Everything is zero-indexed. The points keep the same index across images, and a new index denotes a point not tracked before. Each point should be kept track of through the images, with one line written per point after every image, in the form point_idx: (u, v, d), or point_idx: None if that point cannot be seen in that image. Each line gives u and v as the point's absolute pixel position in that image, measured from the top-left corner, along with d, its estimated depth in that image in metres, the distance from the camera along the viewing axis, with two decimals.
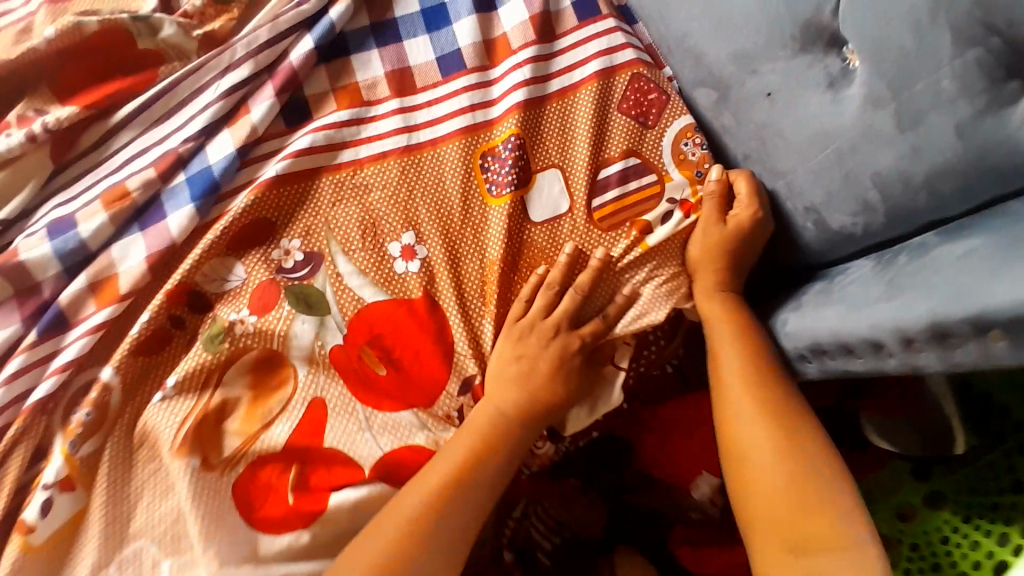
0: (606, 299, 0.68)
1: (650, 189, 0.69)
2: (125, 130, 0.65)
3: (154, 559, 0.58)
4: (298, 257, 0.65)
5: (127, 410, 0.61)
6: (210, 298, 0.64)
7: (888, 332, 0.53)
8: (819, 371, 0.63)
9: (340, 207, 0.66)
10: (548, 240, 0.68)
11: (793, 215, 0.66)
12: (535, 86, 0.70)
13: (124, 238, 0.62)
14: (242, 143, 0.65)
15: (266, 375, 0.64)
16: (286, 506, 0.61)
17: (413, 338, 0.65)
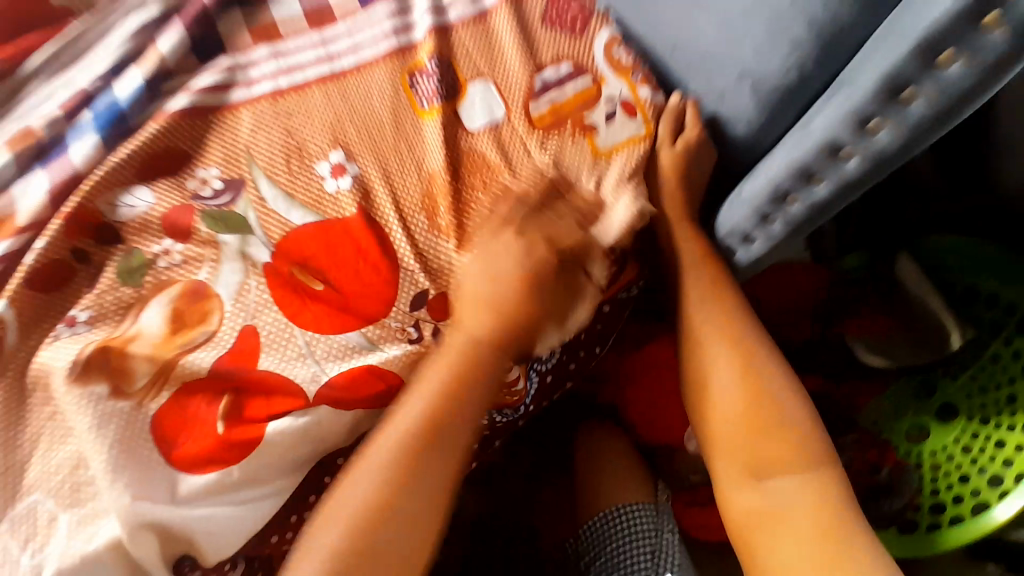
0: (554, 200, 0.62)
1: (587, 92, 0.66)
2: (34, 82, 0.65)
3: (52, 512, 0.50)
4: (217, 184, 0.61)
5: (25, 347, 0.55)
6: (119, 230, 0.59)
7: (840, 126, 0.51)
8: (786, 226, 0.61)
9: (263, 134, 0.63)
10: (490, 150, 0.63)
11: (728, 87, 0.63)
12: (454, 9, 0.68)
13: (27, 178, 0.59)
14: (149, 75, 0.64)
15: (188, 304, 0.56)
16: (215, 439, 0.52)
17: (355, 255, 0.58)
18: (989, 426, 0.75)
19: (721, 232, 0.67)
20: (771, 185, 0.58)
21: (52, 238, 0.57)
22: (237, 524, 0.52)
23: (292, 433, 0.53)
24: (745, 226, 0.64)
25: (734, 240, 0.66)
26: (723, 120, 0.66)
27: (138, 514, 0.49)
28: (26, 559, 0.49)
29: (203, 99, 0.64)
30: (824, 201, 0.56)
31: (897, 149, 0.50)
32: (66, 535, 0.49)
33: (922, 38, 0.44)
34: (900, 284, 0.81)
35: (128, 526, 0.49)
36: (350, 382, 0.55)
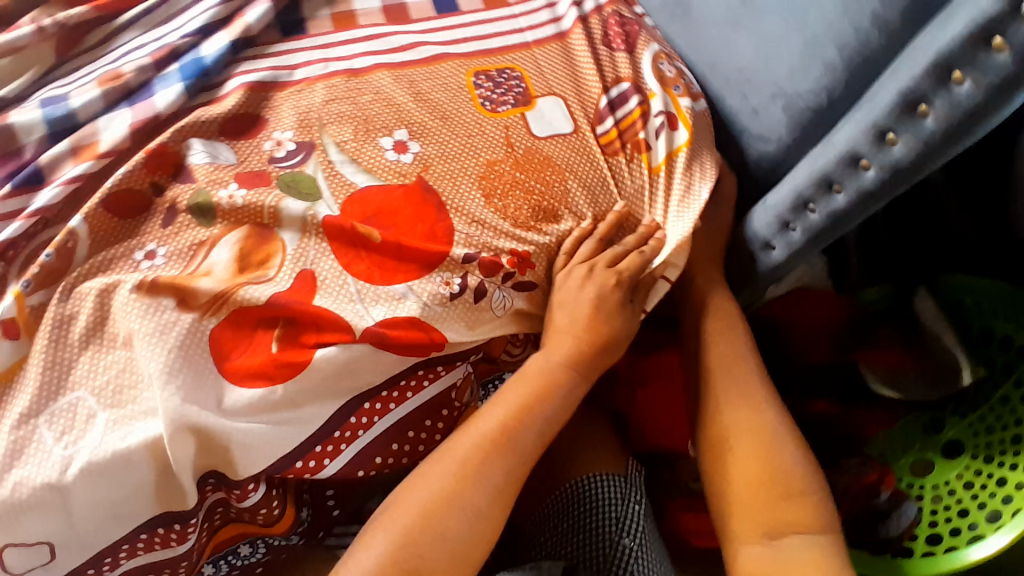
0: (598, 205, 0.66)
1: (634, 114, 0.68)
2: (130, 31, 0.71)
3: (91, 410, 0.52)
4: (289, 146, 0.62)
5: (91, 265, 0.57)
6: (192, 171, 0.60)
7: (860, 137, 0.53)
8: (805, 235, 0.61)
9: (331, 105, 0.65)
10: (548, 150, 0.65)
11: (761, 105, 0.66)
12: (530, 31, 0.74)
13: (114, 114, 0.64)
14: (234, 39, 0.69)
15: (254, 239, 0.58)
16: (265, 361, 0.54)
17: (414, 217, 0.60)
18: (993, 464, 0.75)
19: (746, 239, 0.68)
20: (794, 193, 0.60)
21: (133, 167, 0.60)
22: (273, 441, 0.54)
23: (336, 362, 0.55)
24: (767, 234, 0.65)
25: (758, 247, 0.67)
26: (752, 135, 0.69)
27: (185, 416, 0.51)
28: (60, 449, 0.51)
29: (279, 73, 0.68)
30: (843, 212, 0.57)
31: (912, 163, 0.51)
32: (101, 433, 0.51)
33: (937, 55, 0.46)
34: (918, 321, 0.81)
35: (174, 426, 0.50)
36: (396, 329, 0.56)
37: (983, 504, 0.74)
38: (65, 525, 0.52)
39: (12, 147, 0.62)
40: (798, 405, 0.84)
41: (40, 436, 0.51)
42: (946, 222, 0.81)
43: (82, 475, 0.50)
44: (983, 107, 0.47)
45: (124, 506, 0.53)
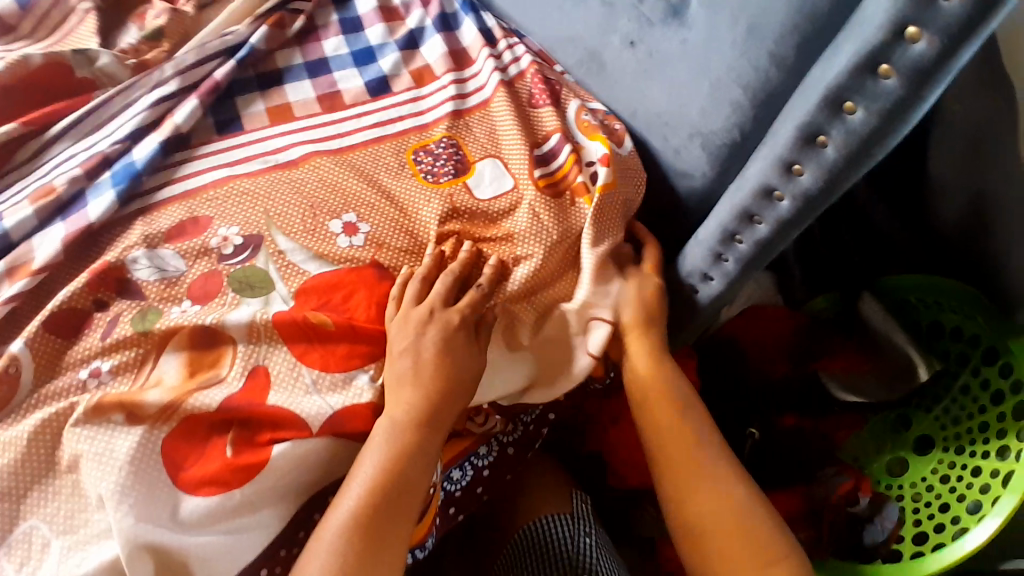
0: (555, 250, 0.65)
1: (570, 160, 0.69)
2: (59, 142, 0.70)
3: (45, 538, 0.51)
4: (237, 240, 0.62)
5: (37, 390, 0.55)
6: (138, 284, 0.60)
7: (770, 171, 0.55)
8: (739, 265, 0.63)
9: (275, 198, 0.64)
10: (494, 214, 0.67)
11: (681, 144, 0.69)
12: (460, 98, 0.74)
13: (48, 230, 0.63)
14: (165, 140, 0.67)
15: (203, 347, 0.57)
16: (222, 467, 0.52)
17: (366, 304, 0.60)
18: (965, 455, 0.77)
19: (682, 274, 0.69)
20: (719, 227, 0.62)
21: (75, 286, 0.59)
22: (234, 550, 0.52)
23: (298, 456, 0.54)
24: (702, 267, 0.66)
25: (696, 281, 0.68)
26: (678, 173, 0.72)
27: (140, 535, 0.49)
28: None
29: (217, 173, 0.67)
30: (767, 240, 0.59)
31: (823, 190, 0.53)
32: (58, 559, 0.50)
33: (828, 90, 0.48)
34: (867, 324, 0.82)
35: (129, 547, 0.49)
36: (354, 418, 0.56)
37: (961, 497, 0.75)
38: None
39: None
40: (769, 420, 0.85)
41: None
42: (874, 228, 0.84)
43: None
44: (876, 137, 0.49)
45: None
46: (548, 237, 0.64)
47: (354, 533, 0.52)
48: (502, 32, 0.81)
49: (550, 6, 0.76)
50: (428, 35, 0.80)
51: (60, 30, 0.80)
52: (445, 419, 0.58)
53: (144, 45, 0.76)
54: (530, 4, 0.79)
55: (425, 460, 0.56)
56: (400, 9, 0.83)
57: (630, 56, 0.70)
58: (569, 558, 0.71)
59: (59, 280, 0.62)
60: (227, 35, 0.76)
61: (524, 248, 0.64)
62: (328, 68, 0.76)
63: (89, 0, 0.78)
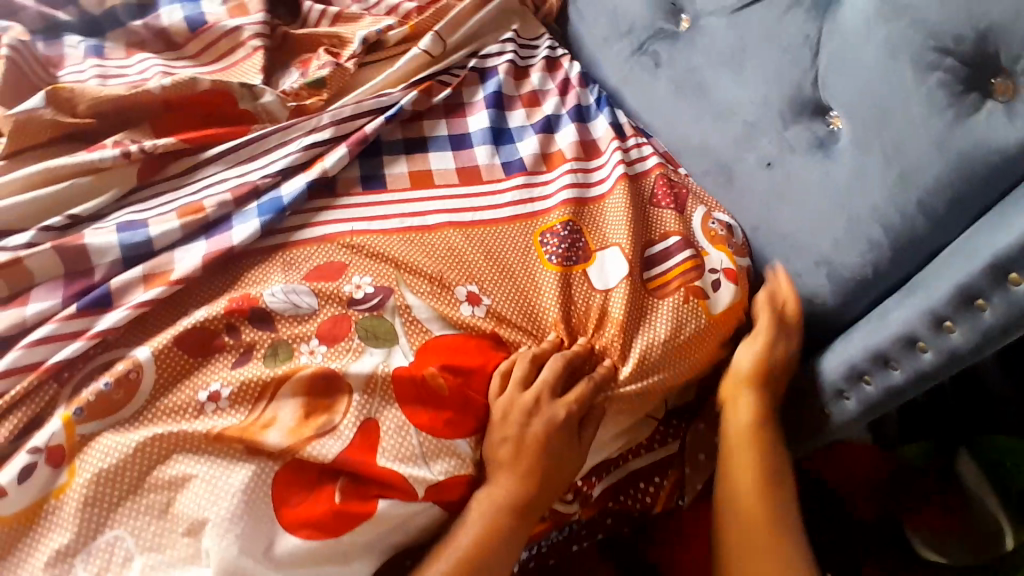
0: (666, 355, 0.66)
1: (692, 262, 0.70)
2: (212, 165, 0.74)
3: (129, 551, 0.52)
4: (368, 289, 0.65)
5: (157, 398, 0.58)
6: (272, 314, 0.63)
7: (919, 321, 0.56)
8: (860, 406, 0.63)
9: (408, 257, 0.68)
10: (609, 307, 0.68)
11: (804, 272, 0.70)
12: (586, 187, 0.77)
13: (190, 246, 0.66)
14: (312, 180, 0.71)
15: (321, 391, 0.59)
16: (329, 508, 0.55)
17: (475, 376, 0.63)
18: None
19: (793, 400, 0.69)
20: (847, 363, 0.62)
21: (214, 310, 0.62)
22: None
23: (404, 511, 0.57)
24: (815, 399, 0.66)
25: (806, 411, 0.67)
26: (794, 295, 0.72)
27: (237, 568, 0.51)
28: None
29: (355, 223, 0.71)
30: (899, 388, 0.60)
31: (971, 351, 0.55)
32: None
33: (993, 257, 0.51)
34: (962, 481, 0.82)
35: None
36: (450, 488, 0.60)
37: None
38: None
39: (82, 267, 0.64)
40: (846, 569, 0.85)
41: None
42: (988, 390, 0.85)
43: None
44: None
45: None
46: (658, 341, 0.66)
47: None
48: (632, 130, 0.85)
49: (689, 116, 0.80)
50: (563, 122, 0.84)
51: (226, 59, 0.85)
52: (533, 511, 0.61)
53: (304, 91, 0.80)
54: (668, 109, 0.83)
55: (513, 546, 0.60)
56: (539, 93, 0.88)
57: (764, 178, 0.72)
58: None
59: (190, 295, 0.65)
60: (382, 95, 0.80)
61: (636, 343, 0.66)
62: (469, 141, 0.80)
63: (261, 40, 0.84)
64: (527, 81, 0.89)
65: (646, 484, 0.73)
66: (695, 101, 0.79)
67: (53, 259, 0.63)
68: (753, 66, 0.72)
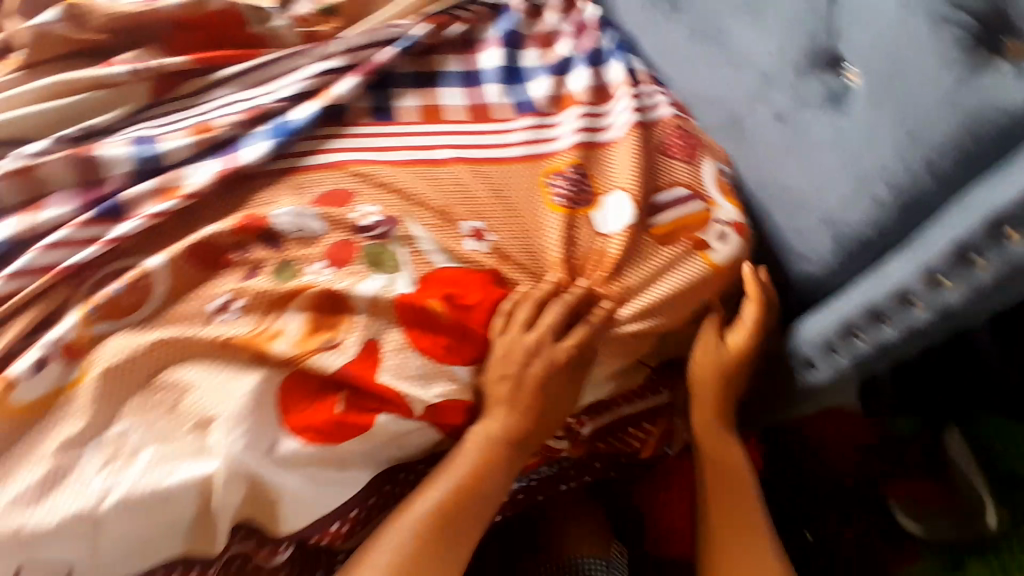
0: (668, 303, 0.69)
1: (701, 213, 0.71)
2: (224, 86, 0.74)
3: (135, 445, 0.55)
4: (373, 217, 0.66)
5: (170, 305, 0.60)
6: (281, 235, 0.64)
7: (914, 276, 0.59)
8: (852, 359, 0.66)
9: (414, 190, 0.68)
10: (610, 250, 0.68)
11: (808, 230, 0.70)
12: (597, 130, 0.76)
13: (202, 163, 0.67)
14: (322, 106, 0.72)
15: (327, 311, 0.61)
16: (330, 417, 0.58)
17: (477, 307, 0.64)
18: None
19: (787, 352, 0.72)
20: (843, 319, 0.65)
21: (223, 226, 0.63)
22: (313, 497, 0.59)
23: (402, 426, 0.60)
24: (810, 353, 0.69)
25: (799, 364, 0.71)
26: (795, 254, 0.73)
27: (243, 465, 0.55)
28: (101, 479, 0.53)
29: (360, 153, 0.71)
30: (890, 343, 0.63)
31: (962, 303, 0.58)
32: (142, 469, 0.54)
33: (990, 212, 0.54)
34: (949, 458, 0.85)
35: (229, 472, 0.55)
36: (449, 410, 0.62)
37: None
38: (86, 557, 0.53)
39: (94, 178, 0.65)
40: (828, 531, 0.90)
41: (82, 463, 0.54)
42: (982, 362, 0.85)
43: (117, 508, 0.53)
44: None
45: (154, 544, 0.56)
46: (657, 287, 0.68)
47: (423, 520, 0.60)
48: (647, 77, 0.84)
49: (704, 66, 0.79)
50: (579, 63, 0.83)
51: None
52: (527, 446, 0.65)
53: (315, 17, 0.82)
54: (684, 59, 0.81)
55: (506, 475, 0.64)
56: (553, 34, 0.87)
57: (779, 130, 0.71)
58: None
59: (201, 211, 0.66)
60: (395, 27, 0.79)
61: (642, 290, 0.68)
62: (481, 78, 0.80)
63: None
64: (543, 21, 0.87)
65: (634, 428, 0.75)
66: (711, 50, 0.78)
67: (67, 168, 0.65)
68: (770, 14, 0.71)
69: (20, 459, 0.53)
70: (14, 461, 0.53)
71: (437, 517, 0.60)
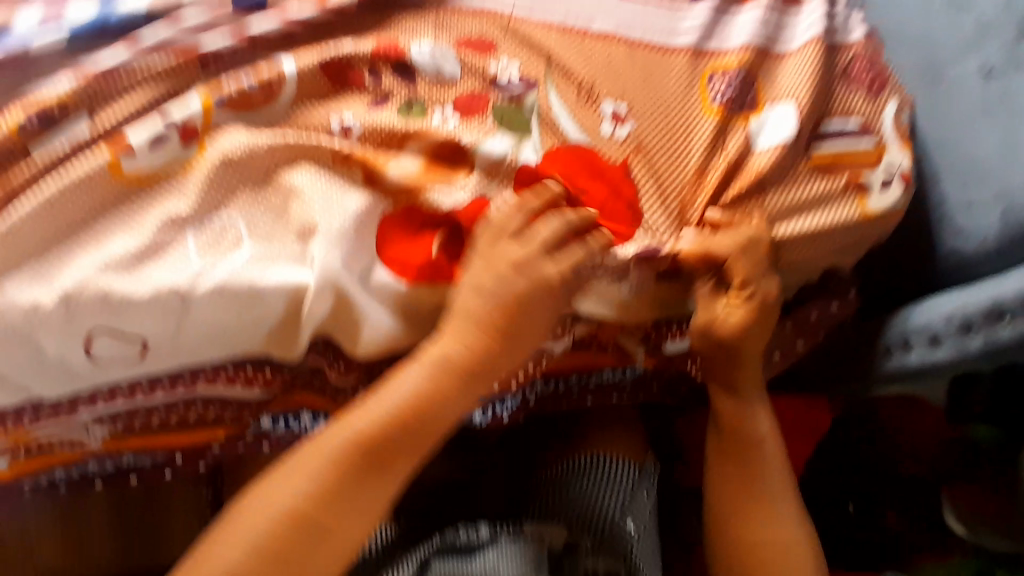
0: (807, 239, 0.65)
1: (867, 152, 0.67)
2: None
3: (238, 235, 0.55)
4: (513, 75, 0.62)
5: (292, 112, 0.58)
6: (415, 70, 0.60)
7: None
8: (985, 345, 0.62)
9: (566, 56, 0.64)
10: (759, 167, 0.64)
11: (971, 202, 0.66)
12: (773, 31, 0.68)
13: None
14: None
15: (445, 161, 0.58)
16: (422, 258, 0.58)
17: (595, 191, 0.61)
18: None
19: (906, 326, 0.68)
20: (991, 300, 0.61)
21: (360, 44, 0.59)
22: (386, 330, 0.59)
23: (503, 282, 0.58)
24: (937, 329, 0.65)
25: (917, 340, 0.66)
26: (952, 227, 0.67)
27: (336, 278, 0.56)
28: (201, 260, 0.54)
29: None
30: None
31: None
32: (243, 261, 0.54)
33: None
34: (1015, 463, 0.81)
35: (321, 282, 0.55)
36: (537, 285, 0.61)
37: None
38: (168, 331, 0.55)
39: None
40: (869, 512, 0.85)
41: (184, 241, 0.54)
42: None
43: (213, 292, 0.54)
44: None
45: (236, 336, 0.57)
46: (802, 219, 0.65)
47: (362, 442, 0.56)
48: None
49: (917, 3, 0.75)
50: None
51: None
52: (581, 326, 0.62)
53: None
54: None
55: (462, 401, 0.59)
56: None
57: (982, 86, 0.69)
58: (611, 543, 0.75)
59: (336, 27, 0.62)
60: None
61: (787, 217, 0.65)
62: None
63: None
64: None
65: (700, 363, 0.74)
66: None
67: None
68: None
69: (127, 220, 0.53)
70: (119, 221, 0.53)
71: (384, 433, 0.56)
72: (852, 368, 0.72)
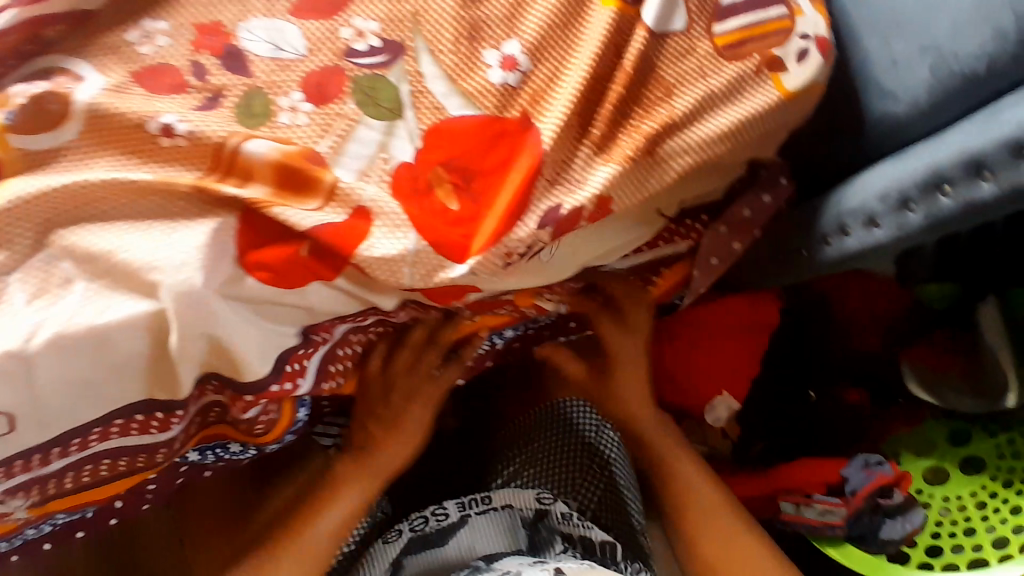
0: (728, 137, 0.54)
1: (777, 23, 0.55)
2: None
3: (68, 275, 0.49)
4: (373, 41, 0.54)
5: (104, 124, 0.50)
6: (247, 56, 0.53)
7: None
8: (925, 221, 0.52)
9: (431, 1, 0.55)
10: (663, 71, 0.54)
11: (898, 59, 0.55)
12: None
13: None
14: None
15: (293, 163, 0.51)
16: (289, 259, 0.50)
17: (481, 154, 0.53)
18: (1010, 490, 0.75)
19: (838, 209, 0.58)
20: (931, 167, 0.50)
21: (179, 42, 0.53)
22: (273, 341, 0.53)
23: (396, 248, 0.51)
24: (871, 209, 0.55)
25: (853, 223, 0.56)
26: (878, 89, 0.57)
27: (191, 297, 0.48)
28: (31, 313, 0.48)
29: None
30: (985, 205, 0.48)
31: None
32: (77, 303, 0.49)
33: None
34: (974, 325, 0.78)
35: (177, 304, 0.48)
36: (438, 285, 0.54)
37: (990, 528, 0.74)
38: (26, 399, 0.50)
39: None
40: (832, 390, 0.87)
41: (10, 297, 0.49)
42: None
43: (51, 347, 0.48)
44: None
45: (105, 386, 0.52)
46: (716, 115, 0.54)
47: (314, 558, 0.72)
48: None
49: None
50: None
51: None
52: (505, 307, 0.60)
53: None
54: None
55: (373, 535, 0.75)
56: None
57: None
58: (598, 496, 0.83)
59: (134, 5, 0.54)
60: None
61: (701, 115, 0.54)
62: None
63: None
64: None
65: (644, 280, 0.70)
66: None
67: None
68: None
69: None
70: None
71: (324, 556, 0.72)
72: (780, 259, 0.64)
